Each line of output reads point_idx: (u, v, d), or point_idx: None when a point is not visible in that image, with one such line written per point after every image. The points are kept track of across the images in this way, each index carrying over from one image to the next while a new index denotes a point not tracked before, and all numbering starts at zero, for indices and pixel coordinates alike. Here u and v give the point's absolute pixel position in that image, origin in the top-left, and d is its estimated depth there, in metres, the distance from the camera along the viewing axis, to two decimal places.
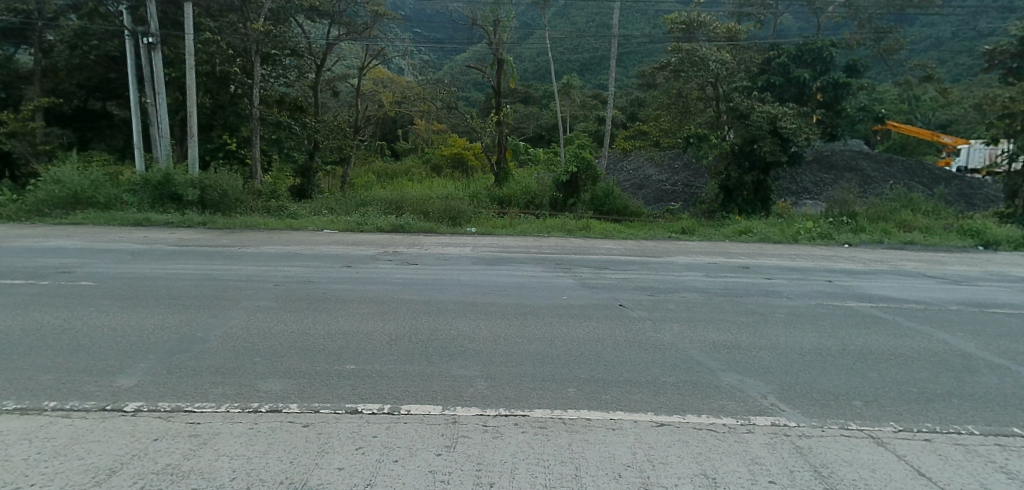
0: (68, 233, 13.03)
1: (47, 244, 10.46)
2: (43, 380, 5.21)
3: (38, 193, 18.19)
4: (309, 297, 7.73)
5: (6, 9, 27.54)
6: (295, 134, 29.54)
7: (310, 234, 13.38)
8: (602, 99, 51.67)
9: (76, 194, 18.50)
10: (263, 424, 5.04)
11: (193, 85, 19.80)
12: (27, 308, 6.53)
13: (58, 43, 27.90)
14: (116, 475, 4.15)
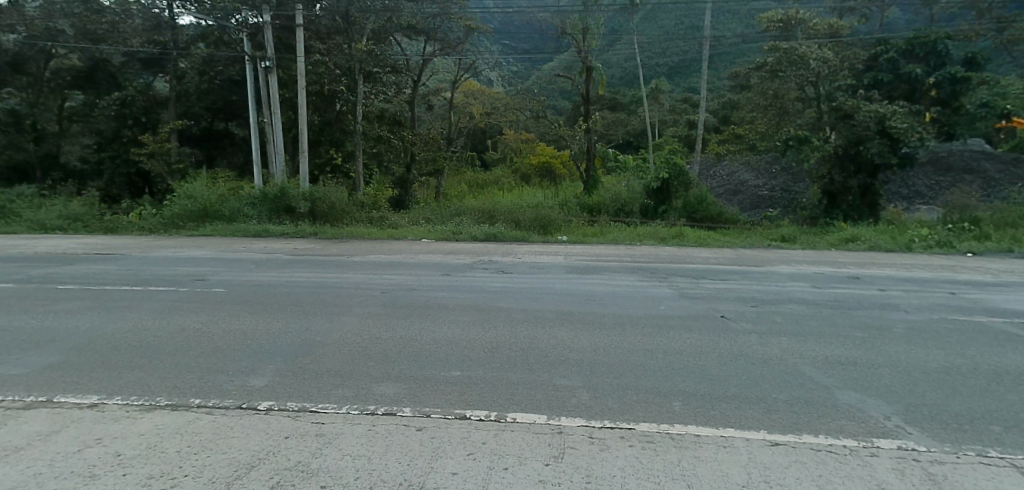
0: (197, 243, 14.28)
1: (182, 253, 11.51)
2: (188, 379, 5.70)
3: (174, 208, 20.16)
4: (412, 304, 8.00)
5: (146, 41, 30.23)
6: (393, 148, 31.18)
7: (407, 244, 13.95)
8: (692, 103, 49.78)
9: (205, 207, 20.33)
10: (380, 426, 5.27)
11: (304, 104, 20.97)
12: (171, 312, 7.21)
13: (189, 70, 30.75)
14: (255, 469, 4.47)
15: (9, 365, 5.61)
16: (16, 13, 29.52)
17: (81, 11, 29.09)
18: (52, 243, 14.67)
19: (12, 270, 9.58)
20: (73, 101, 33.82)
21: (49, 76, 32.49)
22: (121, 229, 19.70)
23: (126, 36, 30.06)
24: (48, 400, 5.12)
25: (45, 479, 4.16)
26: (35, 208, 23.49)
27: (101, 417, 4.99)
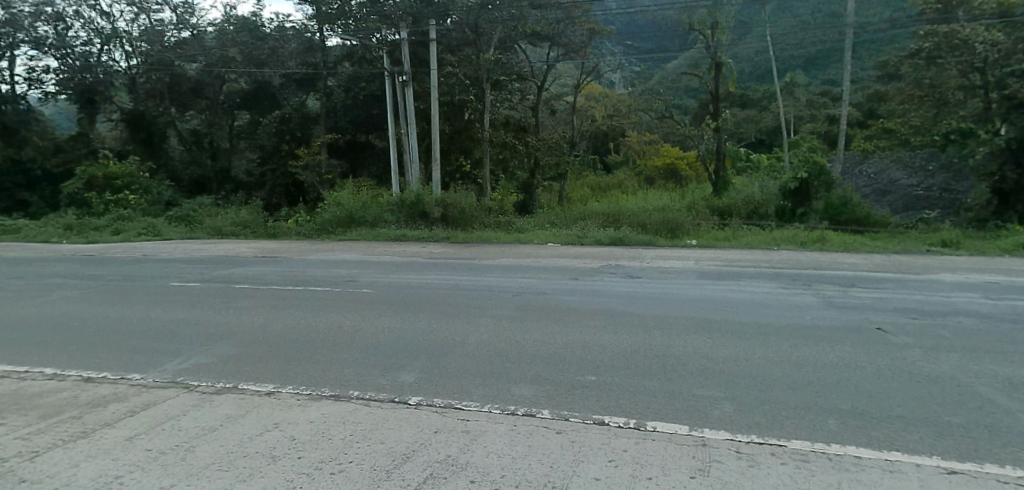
0: (347, 247, 15.53)
1: (333, 257, 12.58)
2: (346, 372, 6.18)
3: (324, 214, 22.00)
4: (543, 308, 8.12)
5: (301, 62, 34.60)
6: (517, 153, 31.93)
7: (533, 247, 14.26)
8: (831, 95, 45.96)
9: (351, 214, 21.82)
10: (522, 427, 5.35)
11: (436, 114, 21.93)
12: (328, 310, 7.89)
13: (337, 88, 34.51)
14: (409, 461, 4.71)
15: (203, 354, 6.42)
16: (198, 46, 35.09)
17: (250, 40, 34.32)
18: (224, 247, 16.59)
19: (196, 271, 10.95)
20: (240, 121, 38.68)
21: (223, 100, 37.58)
22: (282, 234, 22.00)
23: (284, 60, 34.71)
24: (234, 386, 5.77)
25: (237, 457, 4.72)
26: (212, 217, 26.83)
27: (277, 403, 5.55)
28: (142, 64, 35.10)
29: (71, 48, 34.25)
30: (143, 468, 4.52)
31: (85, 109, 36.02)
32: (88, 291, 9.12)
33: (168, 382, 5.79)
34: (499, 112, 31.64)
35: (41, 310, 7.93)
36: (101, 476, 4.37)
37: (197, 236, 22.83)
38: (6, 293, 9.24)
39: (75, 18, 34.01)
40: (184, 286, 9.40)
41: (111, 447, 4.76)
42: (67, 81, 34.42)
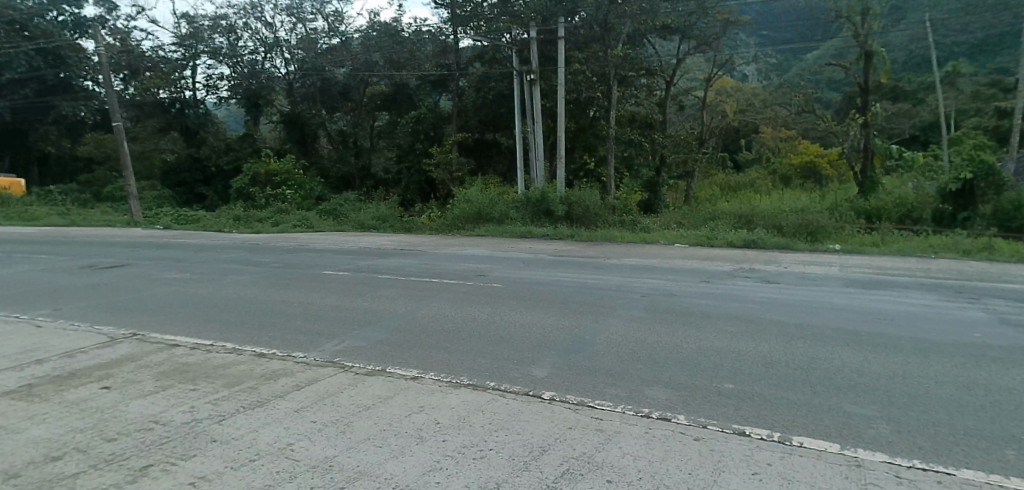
0: (476, 243, 16.14)
1: (464, 251, 13.16)
2: (483, 363, 6.41)
3: (455, 210, 23.13)
4: (675, 310, 7.96)
5: (436, 64, 35.79)
6: (642, 150, 33.04)
7: (659, 248, 14.02)
8: (1002, 86, 40.09)
9: (479, 210, 22.66)
10: (657, 430, 5.20)
11: (562, 112, 22.01)
12: (463, 301, 8.25)
13: (467, 89, 35.85)
14: (545, 454, 4.77)
15: (354, 338, 6.94)
16: (346, 52, 37.76)
17: (390, 44, 36.28)
18: (366, 240, 17.89)
19: (345, 261, 11.85)
20: (381, 121, 40.87)
21: (366, 102, 39.79)
22: (417, 229, 23.25)
23: (420, 62, 36.11)
24: (382, 370, 6.18)
25: (388, 435, 5.06)
26: (356, 211, 28.99)
27: (422, 388, 5.87)
28: (297, 69, 38.41)
29: (241, 57, 38.93)
30: (310, 438, 5.00)
31: (252, 112, 40.74)
32: (257, 276, 10.19)
33: (326, 362, 6.31)
34: (626, 109, 31.76)
35: (221, 290, 9.01)
36: (275, 443, 4.90)
37: (344, 228, 24.66)
38: (194, 275, 10.55)
39: (244, 30, 38.70)
40: (335, 274, 10.23)
41: (282, 416, 5.31)
42: (240, 87, 39.34)
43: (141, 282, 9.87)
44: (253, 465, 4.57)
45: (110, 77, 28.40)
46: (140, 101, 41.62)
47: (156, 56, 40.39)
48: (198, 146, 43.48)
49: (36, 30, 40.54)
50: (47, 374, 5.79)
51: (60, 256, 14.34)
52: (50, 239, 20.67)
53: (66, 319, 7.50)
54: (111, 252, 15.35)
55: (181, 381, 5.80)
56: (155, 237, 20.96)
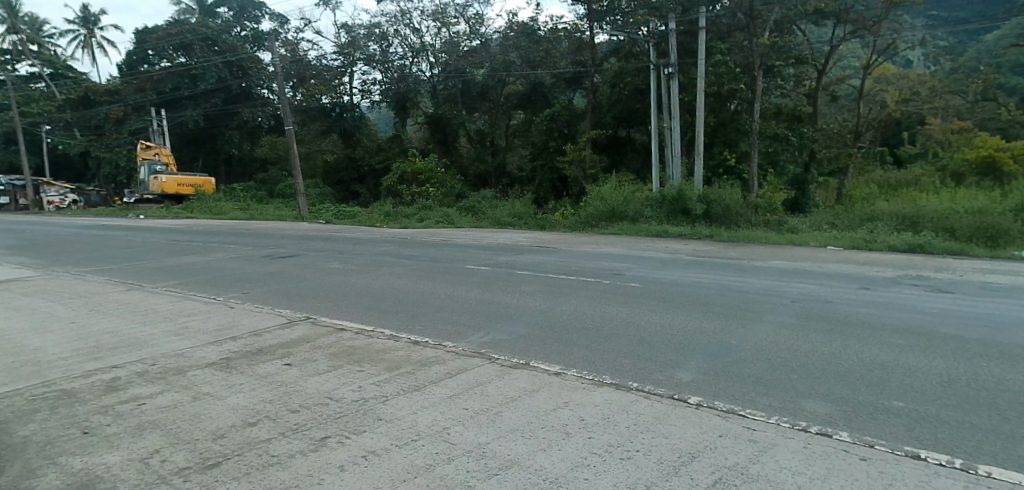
0: (612, 241, 16.14)
1: (598, 249, 13.26)
2: (625, 363, 6.42)
3: (588, 209, 23.46)
4: (830, 319, 7.49)
5: (571, 62, 36.44)
6: (791, 146, 31.43)
7: (798, 250, 13.33)
8: None
9: (613, 209, 22.75)
10: (817, 445, 4.78)
11: (702, 107, 21.25)
12: (602, 299, 8.36)
13: (602, 85, 36.12)
14: (696, 460, 4.56)
15: (499, 330, 7.24)
16: (485, 53, 39.25)
17: (527, 44, 37.14)
18: (504, 236, 18.58)
19: (486, 256, 12.44)
20: (517, 120, 41.63)
21: (504, 101, 41.07)
22: (552, 226, 23.87)
23: (556, 60, 36.84)
24: (527, 363, 6.40)
25: (537, 428, 5.20)
26: (493, 208, 30.28)
27: (565, 384, 5.98)
28: (441, 72, 40.99)
29: (391, 62, 42.11)
30: (463, 424, 5.28)
31: (399, 114, 44.08)
32: (406, 268, 10.96)
33: (473, 352, 6.63)
34: (770, 101, 31.51)
35: (377, 280, 9.83)
36: (432, 426, 5.24)
37: (483, 224, 25.82)
38: (353, 266, 11.58)
39: (395, 36, 41.66)
40: (476, 268, 10.73)
41: (437, 402, 5.65)
42: (389, 91, 42.72)
43: (308, 271, 11.02)
44: (414, 445, 4.91)
45: (283, 86, 31.58)
46: (306, 106, 46.59)
47: (319, 65, 45.23)
48: (354, 147, 48.27)
49: (223, 44, 48.23)
50: (241, 349, 6.64)
51: (244, 246, 16.38)
52: (234, 230, 23.72)
53: (252, 301, 8.55)
54: (284, 243, 17.29)
55: (349, 362, 6.38)
56: (318, 231, 23.27)
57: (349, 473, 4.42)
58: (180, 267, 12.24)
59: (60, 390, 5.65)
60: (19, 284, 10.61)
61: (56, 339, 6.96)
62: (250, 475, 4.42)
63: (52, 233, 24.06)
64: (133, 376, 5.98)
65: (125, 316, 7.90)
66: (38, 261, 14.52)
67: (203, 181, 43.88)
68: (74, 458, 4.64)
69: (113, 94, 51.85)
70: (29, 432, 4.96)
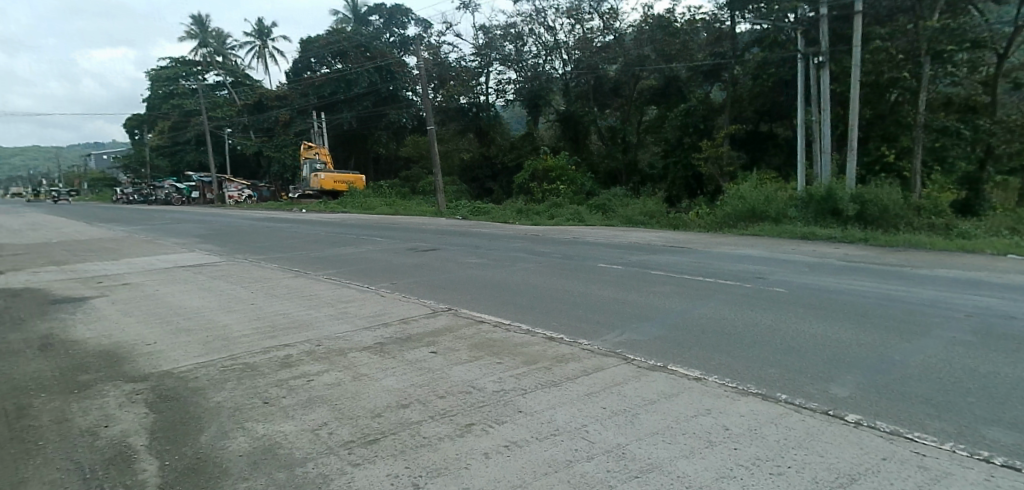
0: (754, 243, 15.42)
1: (738, 251, 12.74)
2: (771, 373, 6.12)
3: (727, 207, 22.37)
4: (1017, 338, 6.58)
5: (709, 53, 35.48)
6: (962, 141, 28.62)
7: (986, 259, 11.64)
8: None
9: (754, 208, 21.62)
10: (1005, 479, 4.09)
11: (858, 99, 19.47)
12: (745, 306, 8.10)
13: (742, 77, 34.57)
14: (857, 483, 4.11)
15: (633, 331, 7.23)
16: (620, 48, 39.17)
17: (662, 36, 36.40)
18: (634, 235, 18.49)
19: (618, 255, 12.44)
20: (648, 116, 41.93)
21: (638, 96, 41.20)
22: (685, 226, 23.26)
23: (693, 53, 36.03)
24: (665, 366, 6.32)
25: (678, 433, 5.04)
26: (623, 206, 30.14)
27: (707, 390, 5.81)
28: (574, 69, 41.46)
29: (525, 61, 43.40)
30: (601, 423, 5.28)
31: (533, 113, 44.67)
32: (538, 265, 11.23)
33: (609, 352, 6.68)
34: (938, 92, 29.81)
35: (512, 275, 10.20)
36: (571, 422, 5.30)
37: (613, 223, 25.81)
38: (488, 260, 12.09)
39: (530, 35, 42.74)
40: (608, 267, 10.80)
41: (575, 400, 5.72)
42: (523, 89, 43.74)
43: (447, 264, 11.67)
44: (554, 440, 4.99)
45: (427, 89, 33.63)
46: (445, 107, 48.56)
47: (459, 67, 47.51)
48: (488, 145, 49.84)
49: (375, 51, 51.63)
50: (392, 335, 7.15)
51: (389, 239, 17.66)
52: (383, 225, 25.76)
53: (401, 291, 9.18)
54: (425, 237, 18.42)
55: (489, 354, 6.65)
56: (456, 226, 24.57)
57: (493, 461, 4.61)
58: (335, 257, 13.45)
59: (244, 363, 6.41)
60: (211, 268, 12.24)
61: (240, 318, 7.93)
62: (404, 453, 4.75)
63: (233, 224, 27.60)
64: (302, 354, 6.65)
65: (294, 300, 8.82)
66: (224, 248, 16.67)
67: (354, 179, 49.03)
68: (258, 424, 5.26)
69: (282, 99, 58.11)
70: (222, 397, 5.69)
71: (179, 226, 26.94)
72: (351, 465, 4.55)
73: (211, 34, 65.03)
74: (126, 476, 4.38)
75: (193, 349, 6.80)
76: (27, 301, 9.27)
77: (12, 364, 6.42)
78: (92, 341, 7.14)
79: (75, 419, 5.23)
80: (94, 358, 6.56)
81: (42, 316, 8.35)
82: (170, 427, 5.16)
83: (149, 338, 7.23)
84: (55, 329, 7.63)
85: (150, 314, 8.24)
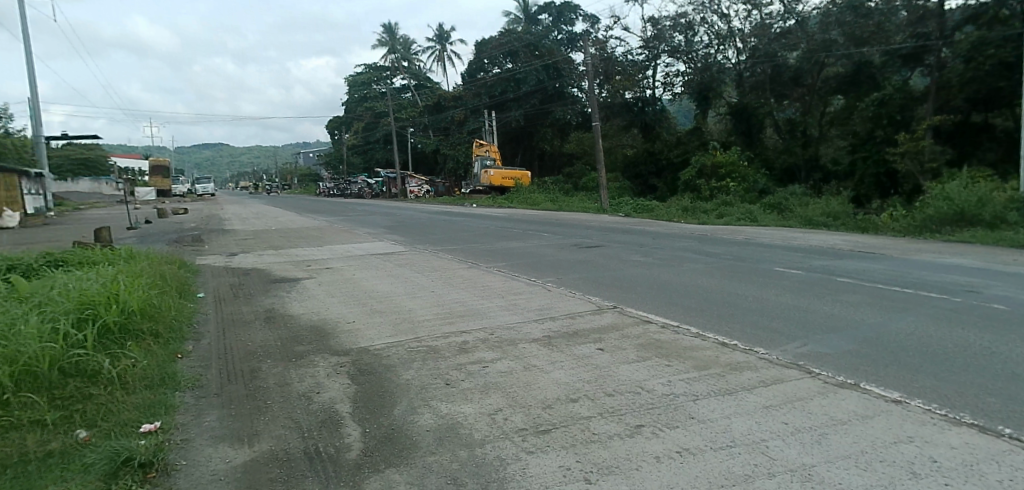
0: (964, 251, 13.39)
1: (945, 260, 11.23)
2: (991, 403, 5.24)
3: (928, 209, 19.53)
4: None
5: (910, 34, 31.76)
6: None
7: None
8: None
9: (962, 211, 18.82)
10: None
11: None
12: (955, 324, 7.13)
13: (953, 59, 30.40)
14: None
15: (819, 343, 6.80)
16: (802, 34, 36.88)
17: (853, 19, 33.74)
18: (820, 238, 16.97)
19: (796, 259, 11.69)
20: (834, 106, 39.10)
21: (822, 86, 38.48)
22: (876, 230, 20.78)
23: (890, 35, 32.96)
24: (857, 384, 5.77)
25: (871, 459, 4.42)
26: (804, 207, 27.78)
27: (906, 414, 5.15)
28: (749, 58, 39.61)
29: (695, 52, 42.05)
30: (783, 439, 4.84)
31: (702, 105, 43.25)
32: (707, 267, 10.93)
33: (789, 363, 6.31)
34: None
35: (681, 278, 10.09)
36: (750, 434, 4.94)
37: (791, 225, 23.90)
38: (654, 260, 12.00)
39: (702, 24, 41.22)
40: (789, 272, 10.29)
41: (752, 411, 5.36)
42: (693, 82, 42.32)
43: (612, 262, 11.78)
44: (730, 451, 4.66)
45: (594, 85, 33.74)
46: (611, 102, 48.46)
47: (626, 61, 47.13)
48: (653, 140, 48.32)
49: (543, 50, 53.40)
50: (560, 329, 7.39)
51: (555, 235, 18.03)
52: (549, 220, 26.50)
53: (566, 287, 9.50)
54: (591, 233, 18.50)
55: (657, 355, 6.59)
56: (622, 224, 24.37)
57: (665, 466, 4.44)
58: (504, 251, 14.07)
59: (427, 346, 6.93)
60: (396, 256, 13.45)
61: (423, 303, 8.65)
62: (575, 447, 4.80)
63: (413, 217, 29.99)
64: (477, 341, 7.04)
65: (469, 289, 9.44)
66: (408, 239, 18.12)
67: (521, 175, 51.10)
68: (442, 404, 5.65)
69: (458, 100, 62.30)
70: (410, 376, 6.21)
71: (368, 218, 29.89)
72: (525, 452, 4.71)
73: (398, 41, 70.94)
74: (334, 439, 4.95)
75: (384, 330, 7.52)
76: (254, 279, 10.92)
77: (247, 332, 7.60)
78: (305, 317, 8.19)
79: (294, 384, 6.02)
80: (307, 331, 7.55)
81: (267, 292, 9.76)
82: (367, 398, 5.73)
83: (349, 316, 8.15)
84: (276, 304, 8.89)
85: (349, 296, 9.29)
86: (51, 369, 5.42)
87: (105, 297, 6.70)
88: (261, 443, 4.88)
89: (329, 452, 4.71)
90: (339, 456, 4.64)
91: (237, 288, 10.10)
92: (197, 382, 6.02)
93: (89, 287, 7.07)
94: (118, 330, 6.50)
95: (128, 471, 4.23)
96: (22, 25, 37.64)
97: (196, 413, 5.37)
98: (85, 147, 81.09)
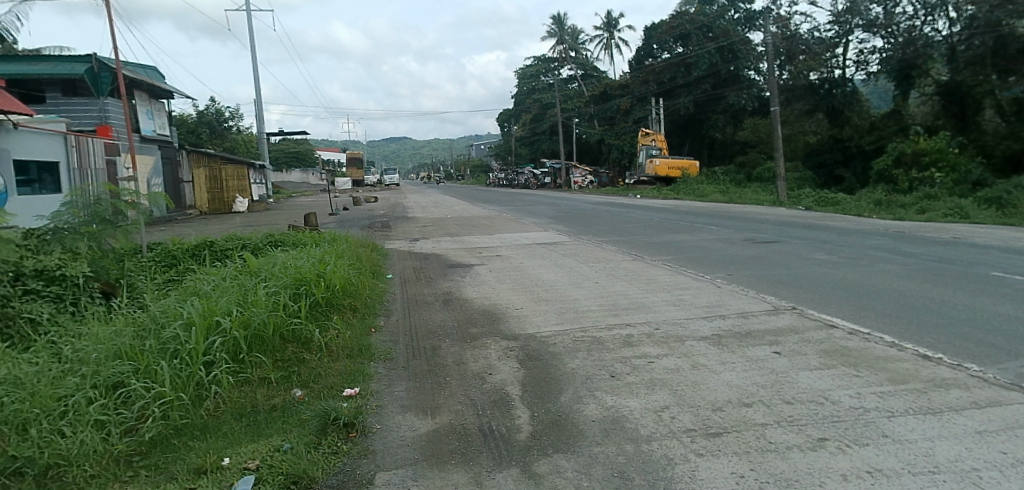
0: None
1: None
2: None
3: None
4: None
5: None
6: None
7: None
8: None
9: None
10: None
11: None
12: None
13: None
14: None
15: None
16: None
17: None
18: None
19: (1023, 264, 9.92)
20: None
21: None
22: None
23: None
24: None
25: None
26: None
27: None
28: (966, 27, 34.53)
29: (897, 24, 38.52)
30: (1000, 470, 4.00)
31: (902, 85, 38.77)
32: (904, 269, 9.76)
33: (1010, 385, 5.40)
34: None
35: (870, 279, 9.14)
36: (959, 462, 4.14)
37: (1013, 223, 20.40)
38: (839, 258, 10.95)
39: None
40: (1010, 278, 8.80)
41: (957, 434, 4.57)
42: (892, 58, 38.52)
43: (787, 259, 11.01)
44: (934, 478, 3.94)
45: (774, 67, 30.78)
46: (794, 83, 46.44)
47: (811, 38, 44.24)
48: (841, 126, 44.27)
49: (717, 30, 50.58)
50: (731, 329, 7.15)
51: (727, 229, 17.16)
52: (718, 212, 25.30)
53: (736, 283, 9.14)
54: (765, 228, 17.30)
55: (844, 364, 6.06)
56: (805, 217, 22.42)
57: (853, 486, 3.89)
58: (670, 244, 13.72)
59: (592, 336, 7.10)
60: (562, 246, 13.75)
61: (588, 294, 8.84)
62: (750, 454, 4.44)
63: (579, 207, 30.42)
64: (642, 336, 7.06)
65: (634, 282, 9.42)
66: (573, 229, 18.39)
67: (688, 164, 49.32)
68: (607, 395, 5.67)
69: (624, 88, 61.33)
70: (575, 365, 6.35)
71: (536, 207, 30.99)
72: (695, 454, 4.48)
73: (566, 31, 71.60)
74: (505, 419, 5.22)
75: (551, 318, 7.82)
76: (434, 263, 11.87)
77: (428, 312, 8.31)
78: (478, 301, 8.74)
79: (469, 364, 6.47)
80: (479, 314, 8.08)
81: (444, 276, 10.58)
82: (536, 383, 5.97)
83: (518, 303, 8.55)
84: (452, 287, 9.61)
85: (517, 283, 9.75)
86: (275, 334, 6.41)
87: (314, 275, 7.73)
88: (443, 415, 5.32)
89: (502, 431, 4.98)
90: (510, 436, 4.88)
91: (420, 270, 11.10)
92: (388, 355, 6.71)
93: (302, 264, 8.21)
94: (325, 303, 7.52)
95: (336, 428, 4.85)
96: (251, 40, 44.34)
97: (387, 383, 5.99)
98: (297, 141, 94.01)
